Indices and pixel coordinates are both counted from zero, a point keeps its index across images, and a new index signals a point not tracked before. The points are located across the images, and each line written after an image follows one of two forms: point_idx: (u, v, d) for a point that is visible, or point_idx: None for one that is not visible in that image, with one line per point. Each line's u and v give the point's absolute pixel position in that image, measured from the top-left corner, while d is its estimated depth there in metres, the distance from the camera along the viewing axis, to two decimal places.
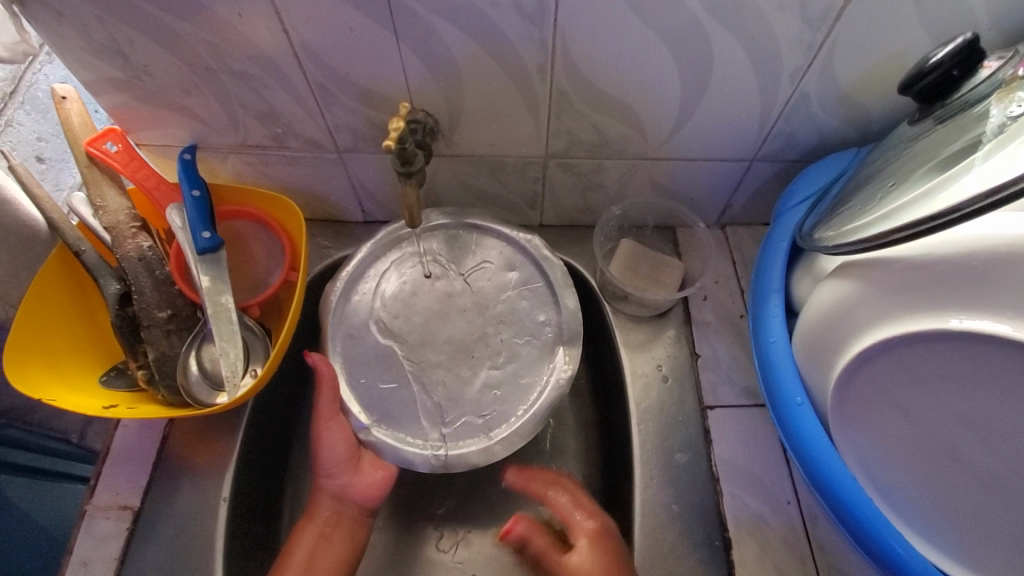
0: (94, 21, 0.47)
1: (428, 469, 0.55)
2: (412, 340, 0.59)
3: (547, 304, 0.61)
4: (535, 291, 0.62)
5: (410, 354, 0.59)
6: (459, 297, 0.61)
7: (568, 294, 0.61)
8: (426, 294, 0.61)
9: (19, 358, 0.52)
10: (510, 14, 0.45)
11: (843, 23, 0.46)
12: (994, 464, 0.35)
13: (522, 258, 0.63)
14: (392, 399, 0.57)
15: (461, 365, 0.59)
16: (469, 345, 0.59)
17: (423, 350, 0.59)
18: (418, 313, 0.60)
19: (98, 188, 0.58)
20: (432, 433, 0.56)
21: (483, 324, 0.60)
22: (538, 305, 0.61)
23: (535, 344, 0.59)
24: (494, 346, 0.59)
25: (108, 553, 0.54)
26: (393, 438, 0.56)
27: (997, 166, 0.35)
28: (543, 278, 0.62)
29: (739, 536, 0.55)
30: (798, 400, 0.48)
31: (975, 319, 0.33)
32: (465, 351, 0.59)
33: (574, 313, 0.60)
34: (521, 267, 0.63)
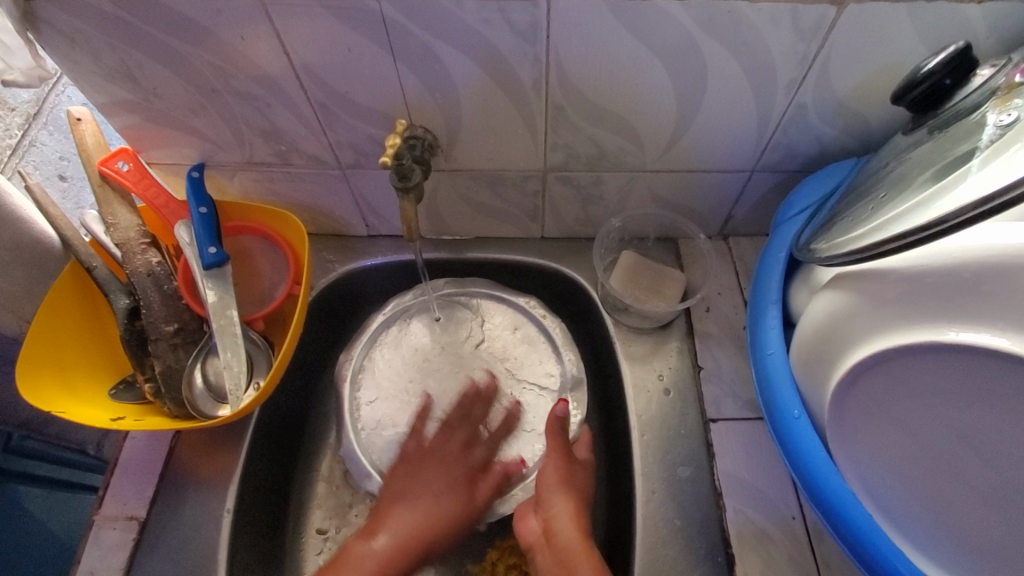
0: (105, 46, 0.49)
1: (461, 523, 0.58)
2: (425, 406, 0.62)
3: (551, 358, 0.65)
4: (539, 347, 0.66)
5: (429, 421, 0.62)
6: (468, 359, 0.64)
7: (568, 349, 0.65)
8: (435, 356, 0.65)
9: (32, 372, 0.54)
10: (503, 32, 0.46)
11: (837, 34, 0.46)
12: (995, 482, 0.34)
13: (523, 317, 0.67)
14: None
15: (476, 424, 0.62)
16: (481, 404, 0.63)
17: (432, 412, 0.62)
18: (431, 378, 0.64)
19: (110, 206, 0.59)
20: None
21: (493, 381, 0.63)
22: (542, 359, 0.65)
23: (546, 395, 0.63)
24: (509, 405, 0.63)
25: (114, 563, 0.55)
26: None
27: (988, 176, 0.34)
28: (546, 338, 0.66)
29: (742, 551, 0.54)
30: (795, 413, 0.48)
31: (970, 331, 0.32)
32: (476, 407, 0.62)
33: (576, 364, 0.64)
34: (522, 327, 0.67)
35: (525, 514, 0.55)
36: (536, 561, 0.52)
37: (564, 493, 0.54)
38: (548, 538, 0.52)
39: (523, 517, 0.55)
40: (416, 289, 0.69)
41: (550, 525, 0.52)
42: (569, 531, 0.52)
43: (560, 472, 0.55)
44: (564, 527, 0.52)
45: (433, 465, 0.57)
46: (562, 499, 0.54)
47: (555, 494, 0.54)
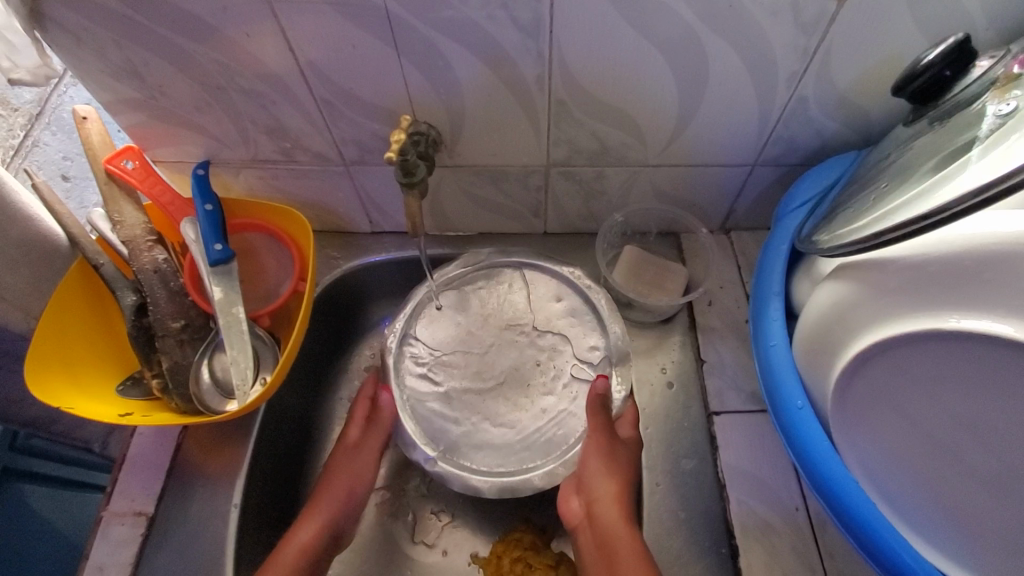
0: (111, 44, 0.50)
1: (495, 495, 0.58)
2: (471, 376, 0.62)
3: (596, 331, 0.63)
4: (584, 320, 0.64)
5: (468, 393, 0.61)
6: (513, 332, 0.64)
7: (614, 321, 0.63)
8: (481, 329, 0.64)
9: (40, 368, 0.55)
10: (506, 27, 0.47)
11: (838, 27, 0.46)
12: (996, 468, 0.35)
13: (566, 288, 0.65)
14: (454, 432, 0.60)
15: (520, 396, 0.61)
16: (523, 375, 0.62)
17: (479, 382, 0.62)
18: (477, 350, 0.63)
19: (116, 203, 0.60)
20: (496, 458, 0.59)
21: (536, 354, 0.63)
22: (586, 332, 0.63)
23: (588, 369, 0.62)
24: (552, 380, 0.62)
25: (123, 558, 0.56)
26: (457, 467, 0.59)
27: (990, 164, 0.35)
28: (591, 308, 0.64)
29: (746, 542, 0.55)
30: (799, 403, 0.48)
31: (973, 318, 0.32)
32: (519, 382, 0.62)
33: (622, 338, 0.62)
34: (566, 297, 0.65)
35: (569, 498, 0.58)
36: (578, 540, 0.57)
37: (607, 476, 0.56)
38: (591, 518, 0.56)
39: (566, 497, 0.59)
40: (465, 260, 0.67)
41: (593, 506, 0.56)
42: (610, 514, 0.55)
43: (603, 453, 0.56)
44: (606, 512, 0.55)
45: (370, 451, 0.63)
46: (605, 483, 0.56)
47: (599, 476, 0.56)
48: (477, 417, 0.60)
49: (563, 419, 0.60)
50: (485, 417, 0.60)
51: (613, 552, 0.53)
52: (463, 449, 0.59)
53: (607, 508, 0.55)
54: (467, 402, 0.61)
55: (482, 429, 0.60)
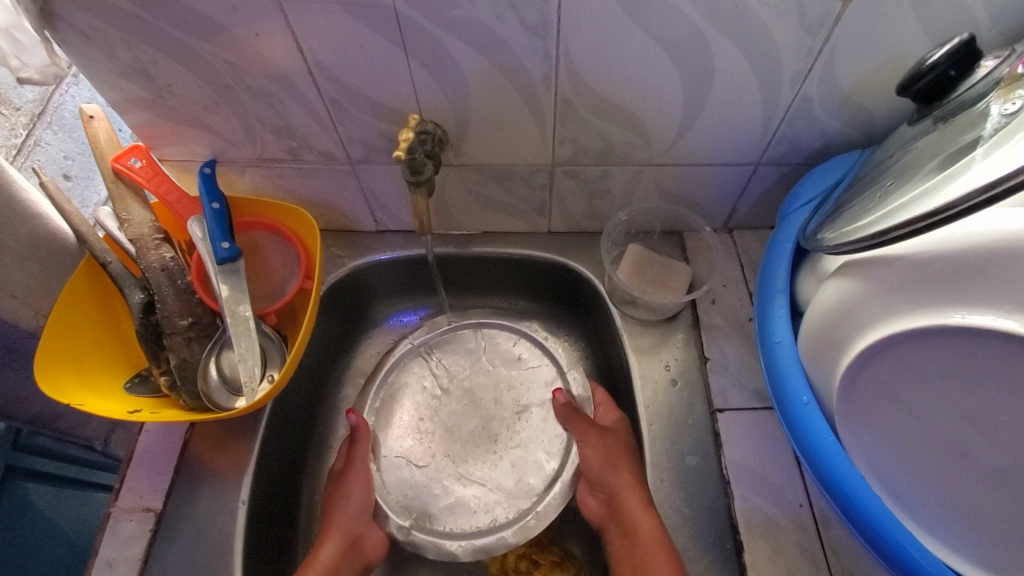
0: (121, 43, 0.50)
1: (471, 558, 0.63)
2: (438, 441, 0.69)
3: (556, 381, 0.72)
4: (544, 373, 0.72)
5: (438, 454, 0.68)
6: (478, 393, 0.72)
7: (572, 371, 0.71)
8: (451, 391, 0.72)
9: (49, 365, 0.55)
10: (514, 28, 0.47)
11: (843, 28, 0.46)
12: (1002, 461, 0.35)
13: (526, 343, 0.74)
14: (427, 500, 0.66)
15: (487, 451, 0.68)
16: (490, 432, 0.69)
17: (450, 444, 0.69)
18: (445, 413, 0.71)
19: (123, 201, 0.60)
20: (468, 522, 0.64)
21: (502, 410, 0.70)
22: (546, 386, 0.72)
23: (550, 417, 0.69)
24: (518, 435, 0.69)
25: (131, 554, 0.56)
26: (429, 535, 0.64)
27: (995, 163, 0.35)
28: (549, 357, 0.73)
29: (751, 538, 0.55)
30: (804, 399, 0.49)
31: (979, 314, 0.33)
32: (488, 438, 0.69)
33: (581, 384, 0.70)
34: (528, 355, 0.74)
35: (586, 498, 0.64)
36: (608, 533, 0.60)
37: (618, 468, 0.60)
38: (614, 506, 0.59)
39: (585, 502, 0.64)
40: (426, 328, 0.76)
41: (614, 497, 0.59)
42: (630, 501, 0.57)
43: (599, 452, 0.62)
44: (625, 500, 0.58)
45: (360, 474, 0.64)
46: (619, 471, 0.60)
47: (607, 470, 0.61)
48: (448, 480, 0.67)
49: (532, 468, 0.67)
50: (456, 482, 0.66)
51: (637, 537, 0.55)
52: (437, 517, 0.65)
53: (628, 495, 0.58)
54: (433, 475, 0.67)
55: (454, 491, 0.66)
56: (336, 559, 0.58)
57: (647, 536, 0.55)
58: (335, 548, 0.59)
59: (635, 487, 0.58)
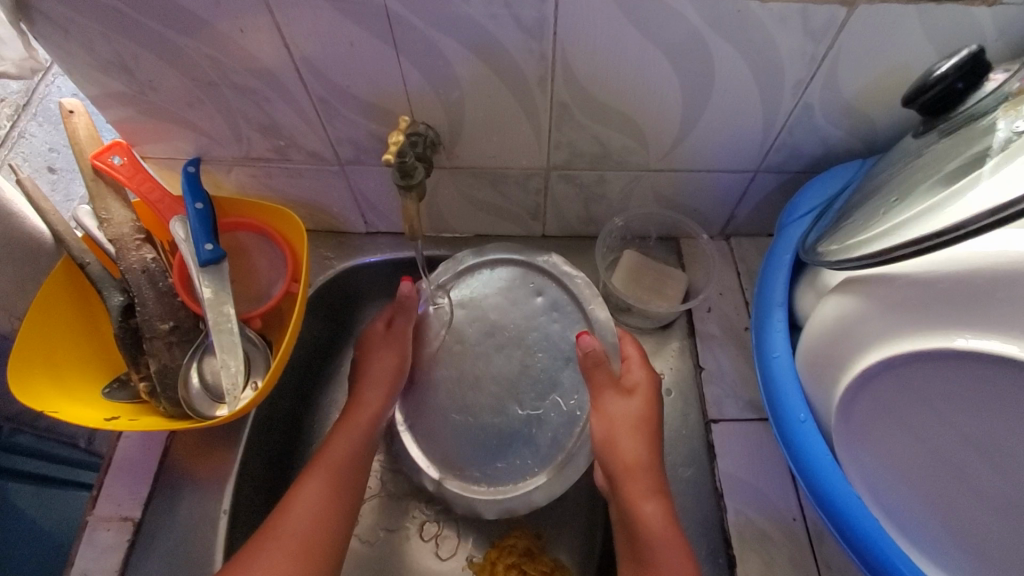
0: (99, 37, 0.48)
1: (495, 516, 0.60)
2: (455, 390, 0.62)
3: (580, 321, 0.62)
4: (565, 311, 0.63)
5: (456, 412, 0.62)
6: (502, 335, 0.62)
7: (597, 307, 0.62)
8: (468, 335, 0.63)
9: (23, 370, 0.53)
10: (509, 28, 0.45)
11: (847, 36, 0.45)
12: (1004, 490, 0.34)
13: (546, 280, 0.64)
14: (461, 452, 0.62)
15: (510, 406, 0.61)
16: (516, 383, 0.61)
17: (471, 396, 0.61)
18: (466, 363, 0.62)
19: (103, 200, 0.58)
20: (494, 478, 0.61)
21: (528, 358, 0.62)
22: (570, 325, 0.63)
23: (573, 363, 0.62)
24: (545, 383, 0.61)
25: (109, 565, 0.55)
26: (460, 488, 0.62)
27: (1005, 181, 0.34)
28: (570, 296, 0.63)
29: (744, 553, 0.54)
30: (801, 417, 0.48)
31: (982, 339, 0.32)
32: (511, 390, 0.61)
33: (606, 324, 0.61)
34: (546, 291, 0.64)
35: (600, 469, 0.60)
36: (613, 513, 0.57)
37: (630, 440, 0.56)
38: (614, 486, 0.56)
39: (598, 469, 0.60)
40: (450, 266, 0.66)
41: (616, 475, 0.56)
42: (636, 486, 0.54)
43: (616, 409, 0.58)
44: (634, 485, 0.55)
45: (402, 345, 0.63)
46: (633, 446, 0.56)
47: (614, 437, 0.57)
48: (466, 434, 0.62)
49: (564, 425, 0.61)
50: (474, 438, 0.61)
51: (651, 544, 0.51)
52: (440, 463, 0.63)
53: (634, 478, 0.55)
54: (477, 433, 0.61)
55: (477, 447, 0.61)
56: (362, 429, 0.60)
57: (664, 536, 0.51)
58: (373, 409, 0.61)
59: (642, 468, 0.55)
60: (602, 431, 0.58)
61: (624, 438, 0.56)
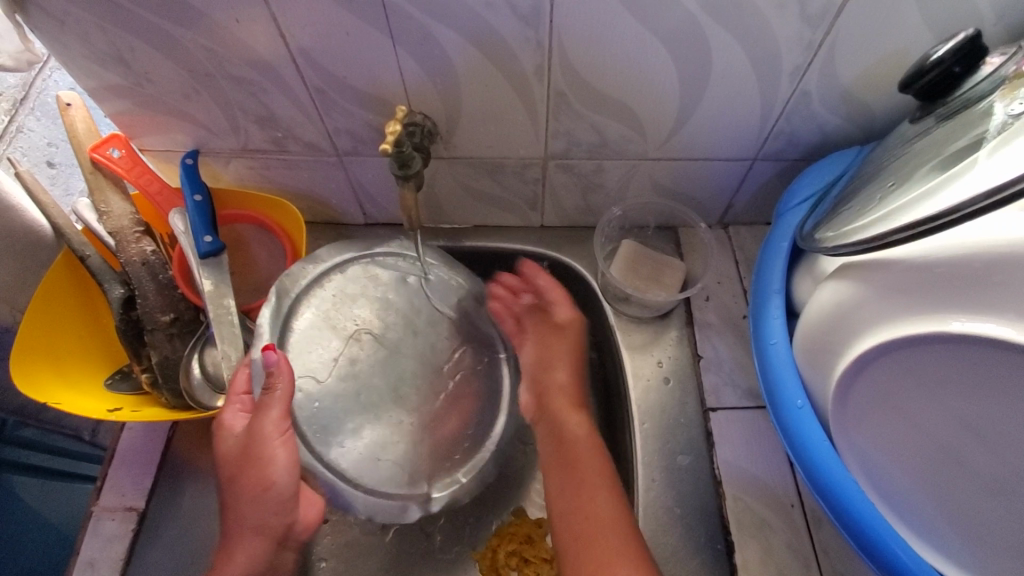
0: (95, 28, 0.48)
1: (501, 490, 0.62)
2: (385, 390, 0.59)
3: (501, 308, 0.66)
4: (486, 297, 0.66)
5: (386, 411, 0.59)
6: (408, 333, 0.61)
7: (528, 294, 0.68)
8: (363, 347, 0.59)
9: (26, 361, 0.53)
10: (505, 15, 0.45)
11: (844, 20, 0.45)
12: (999, 472, 0.34)
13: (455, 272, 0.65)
14: (419, 450, 0.60)
15: (440, 381, 0.62)
16: (438, 362, 0.62)
17: (398, 395, 0.60)
18: (372, 372, 0.59)
19: (103, 193, 0.58)
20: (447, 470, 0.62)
21: (442, 339, 0.63)
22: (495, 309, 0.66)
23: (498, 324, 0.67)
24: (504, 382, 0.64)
25: (114, 555, 0.55)
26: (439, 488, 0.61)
27: (999, 162, 0.34)
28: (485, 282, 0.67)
29: (742, 539, 0.55)
30: (798, 402, 0.48)
31: (978, 322, 0.32)
32: (439, 366, 0.62)
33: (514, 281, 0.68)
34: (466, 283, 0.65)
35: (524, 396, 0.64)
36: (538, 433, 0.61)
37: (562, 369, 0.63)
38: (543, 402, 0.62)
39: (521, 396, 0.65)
40: (317, 296, 0.59)
41: (544, 395, 0.63)
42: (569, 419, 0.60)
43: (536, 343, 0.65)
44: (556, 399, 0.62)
45: (276, 446, 0.51)
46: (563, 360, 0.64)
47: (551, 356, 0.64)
48: (410, 429, 0.60)
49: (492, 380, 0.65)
50: (416, 426, 0.60)
51: (561, 439, 0.59)
52: (367, 467, 0.57)
53: (561, 401, 0.62)
54: (387, 436, 0.59)
55: (419, 437, 0.60)
56: (256, 557, 0.51)
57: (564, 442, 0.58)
58: (257, 544, 0.51)
59: (568, 389, 0.63)
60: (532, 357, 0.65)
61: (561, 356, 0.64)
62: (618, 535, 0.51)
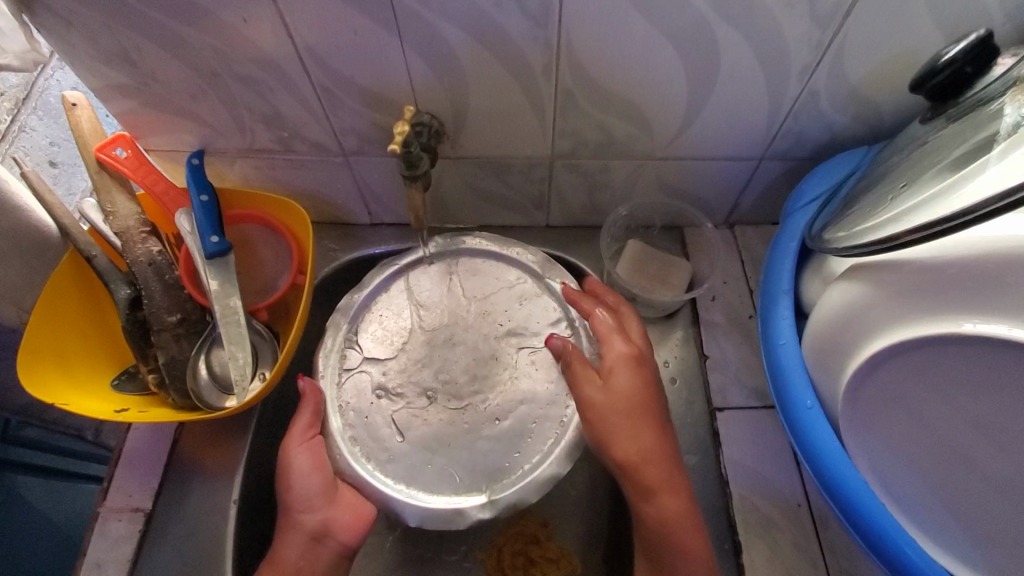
0: (102, 28, 0.48)
1: (539, 493, 0.54)
2: (438, 390, 0.59)
3: (534, 295, 0.62)
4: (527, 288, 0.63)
5: (433, 410, 0.58)
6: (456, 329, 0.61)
7: (554, 274, 0.62)
8: (413, 346, 0.61)
9: (33, 362, 0.53)
10: (514, 15, 0.45)
11: (854, 20, 0.45)
12: (1011, 472, 0.34)
13: (504, 266, 0.64)
14: (462, 453, 0.56)
15: (491, 376, 0.59)
16: (485, 357, 0.60)
17: (446, 395, 0.59)
18: (424, 369, 0.60)
19: (109, 193, 0.58)
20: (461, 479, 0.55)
21: (486, 332, 0.61)
22: (529, 297, 0.62)
23: (531, 306, 0.62)
24: (518, 368, 0.59)
25: (121, 555, 0.55)
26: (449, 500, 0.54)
27: (1013, 165, 0.34)
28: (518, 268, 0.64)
29: (749, 538, 0.55)
30: (808, 403, 0.48)
31: (991, 323, 0.32)
32: (488, 363, 0.60)
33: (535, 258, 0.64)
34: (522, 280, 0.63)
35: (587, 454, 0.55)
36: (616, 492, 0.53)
37: (641, 424, 0.52)
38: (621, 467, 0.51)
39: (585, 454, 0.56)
40: (390, 295, 0.63)
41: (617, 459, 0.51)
42: (654, 466, 0.51)
43: (623, 400, 0.52)
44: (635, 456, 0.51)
45: (300, 446, 0.55)
46: (634, 411, 0.52)
47: (619, 418, 0.52)
48: (451, 432, 0.57)
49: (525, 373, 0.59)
50: (460, 428, 0.57)
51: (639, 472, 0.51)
52: (417, 471, 0.56)
53: (636, 452, 0.51)
54: (430, 443, 0.57)
55: (458, 439, 0.57)
56: (299, 553, 0.53)
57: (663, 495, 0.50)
58: (298, 545, 0.53)
59: (659, 447, 0.52)
60: (621, 408, 0.52)
61: (639, 399, 0.53)
62: (687, 527, 0.50)
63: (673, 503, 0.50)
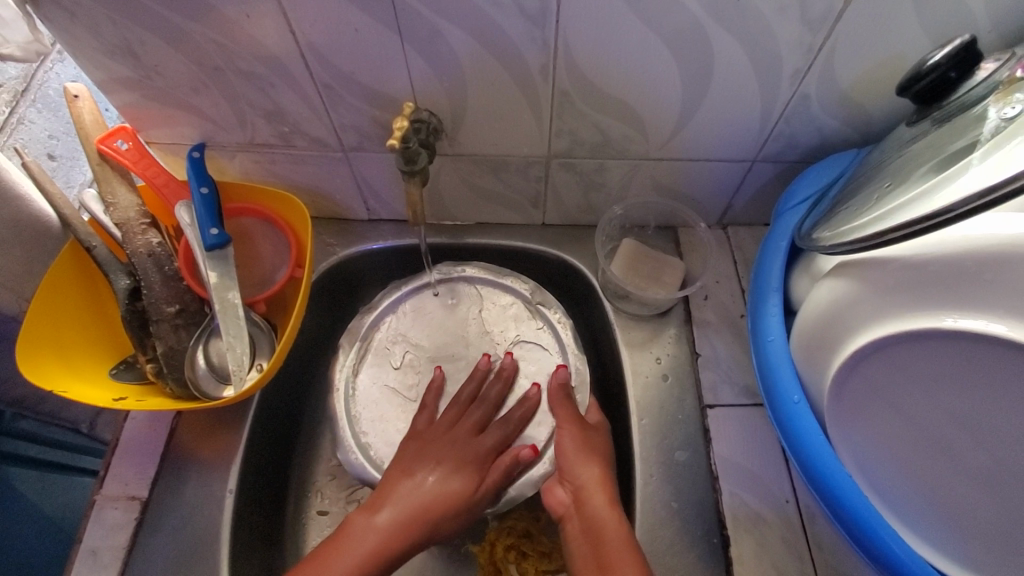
0: (106, 21, 0.48)
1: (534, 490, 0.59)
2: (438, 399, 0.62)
3: (526, 317, 0.66)
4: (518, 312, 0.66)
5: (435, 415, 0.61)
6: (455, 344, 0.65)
7: (546, 300, 0.66)
8: (415, 359, 0.64)
9: (32, 350, 0.54)
10: (512, 15, 0.46)
11: (843, 25, 0.46)
12: (988, 463, 0.36)
13: (495, 291, 0.67)
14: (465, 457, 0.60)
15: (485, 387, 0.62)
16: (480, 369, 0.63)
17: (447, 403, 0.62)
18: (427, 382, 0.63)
19: (109, 184, 0.59)
20: None
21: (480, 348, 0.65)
22: (519, 321, 0.66)
23: (524, 327, 0.65)
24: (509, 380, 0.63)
25: (116, 542, 0.56)
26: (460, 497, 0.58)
27: (992, 166, 0.35)
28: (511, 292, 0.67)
29: (737, 534, 0.56)
30: (795, 398, 0.49)
31: (972, 318, 0.33)
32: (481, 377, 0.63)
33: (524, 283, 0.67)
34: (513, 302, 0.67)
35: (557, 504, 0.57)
36: (565, 529, 0.56)
37: (588, 462, 0.56)
38: (579, 502, 0.55)
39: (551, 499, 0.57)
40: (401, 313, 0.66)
41: (579, 492, 0.55)
42: (598, 502, 0.54)
43: (577, 442, 0.57)
44: (589, 497, 0.55)
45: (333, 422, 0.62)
46: (592, 464, 0.56)
47: (583, 463, 0.56)
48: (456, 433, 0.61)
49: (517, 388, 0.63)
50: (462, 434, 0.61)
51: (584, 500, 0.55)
52: None
53: (593, 493, 0.55)
54: None
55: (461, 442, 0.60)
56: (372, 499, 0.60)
57: (608, 526, 0.53)
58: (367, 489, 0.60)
59: (604, 485, 0.55)
60: (582, 453, 0.57)
61: (599, 452, 0.57)
62: (621, 554, 0.51)
63: (612, 533, 0.52)
